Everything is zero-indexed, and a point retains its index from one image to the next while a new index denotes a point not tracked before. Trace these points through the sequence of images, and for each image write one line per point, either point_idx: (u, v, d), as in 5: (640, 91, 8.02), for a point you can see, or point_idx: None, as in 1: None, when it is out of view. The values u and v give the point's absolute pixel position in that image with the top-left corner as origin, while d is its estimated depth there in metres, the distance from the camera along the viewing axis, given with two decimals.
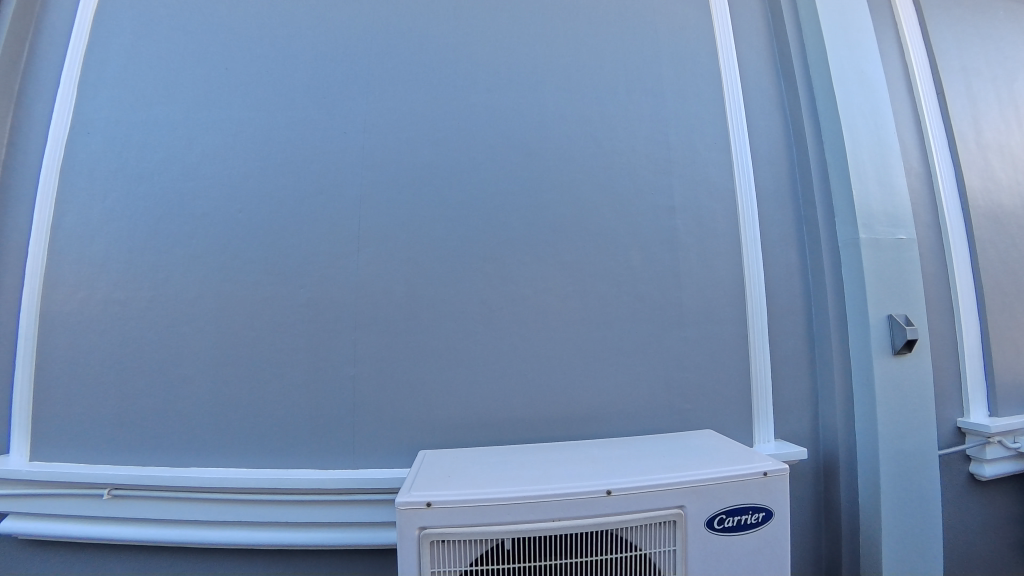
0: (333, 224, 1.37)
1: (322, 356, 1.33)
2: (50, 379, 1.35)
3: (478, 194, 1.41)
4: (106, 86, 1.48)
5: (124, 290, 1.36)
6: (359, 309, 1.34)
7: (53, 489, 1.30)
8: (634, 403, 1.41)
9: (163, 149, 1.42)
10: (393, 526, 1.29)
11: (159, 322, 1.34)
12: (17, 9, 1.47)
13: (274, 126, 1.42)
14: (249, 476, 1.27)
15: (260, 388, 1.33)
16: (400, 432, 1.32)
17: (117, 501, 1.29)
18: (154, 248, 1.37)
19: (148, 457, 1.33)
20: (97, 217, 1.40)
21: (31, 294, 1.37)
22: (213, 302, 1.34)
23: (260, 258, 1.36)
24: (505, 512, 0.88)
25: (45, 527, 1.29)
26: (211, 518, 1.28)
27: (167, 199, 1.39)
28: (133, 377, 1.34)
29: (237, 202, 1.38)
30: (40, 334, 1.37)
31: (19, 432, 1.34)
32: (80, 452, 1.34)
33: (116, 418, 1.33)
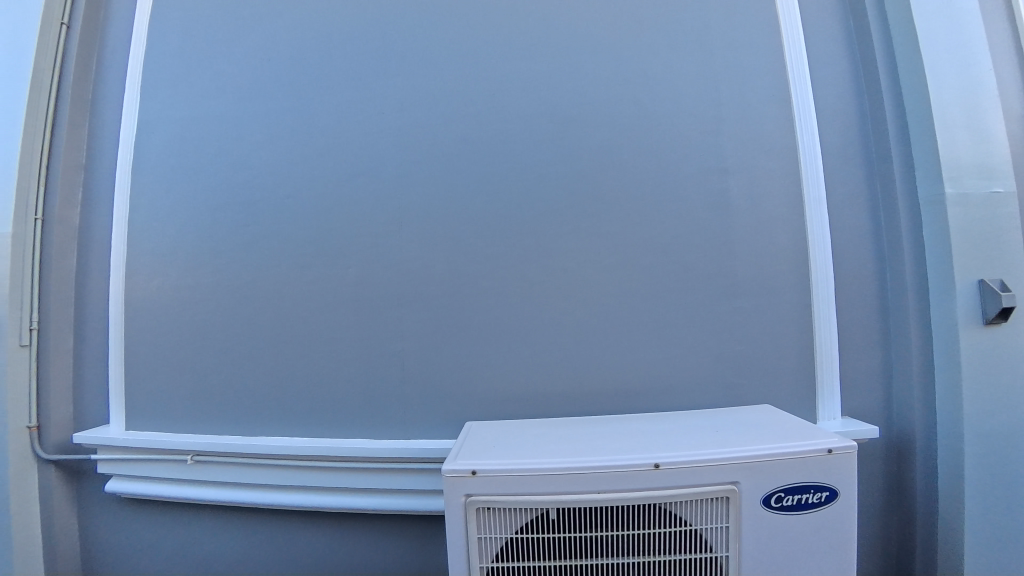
0: (374, 204, 1.40)
1: (370, 333, 1.38)
2: (137, 357, 1.51)
3: (516, 168, 1.38)
4: (163, 85, 1.57)
5: (191, 275, 1.47)
6: (402, 287, 1.37)
7: (145, 454, 1.45)
8: (682, 377, 1.36)
9: (216, 142, 1.50)
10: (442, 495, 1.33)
11: (221, 304, 1.45)
12: (82, 28, 1.76)
13: (313, 112, 1.46)
14: (309, 445, 1.35)
15: (315, 364, 1.40)
16: (446, 407, 1.35)
17: (199, 465, 1.42)
18: (214, 236, 1.46)
19: (220, 427, 1.45)
20: (165, 209, 1.51)
21: (117, 283, 1.53)
22: (268, 285, 1.42)
23: (309, 241, 1.41)
24: (548, 483, 0.87)
25: (142, 488, 1.46)
26: (278, 483, 1.38)
27: (222, 189, 1.48)
28: (204, 355, 1.45)
29: (285, 188, 1.44)
30: (125, 317, 1.52)
31: (116, 404, 1.52)
32: (165, 423, 1.49)
33: (192, 392, 1.46)
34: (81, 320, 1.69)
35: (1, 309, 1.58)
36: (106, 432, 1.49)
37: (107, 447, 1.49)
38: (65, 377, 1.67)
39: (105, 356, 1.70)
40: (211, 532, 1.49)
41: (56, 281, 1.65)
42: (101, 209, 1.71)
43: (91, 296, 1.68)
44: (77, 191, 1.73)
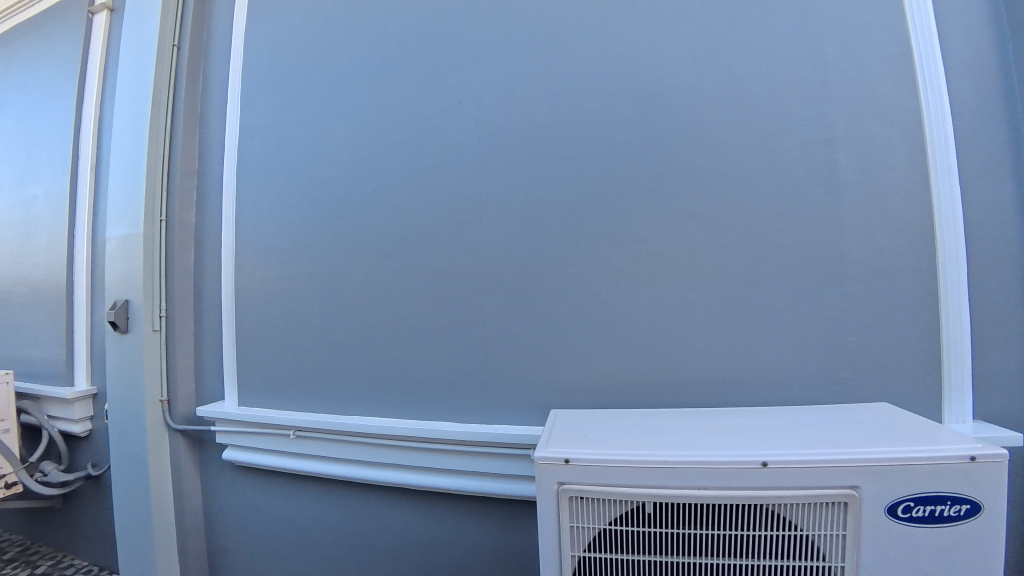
0: (452, 194, 1.42)
1: (451, 320, 1.41)
2: (247, 341, 1.67)
3: (593, 149, 1.33)
4: (261, 93, 1.73)
5: (289, 266, 1.59)
6: (481, 275, 1.39)
7: (255, 428, 1.61)
8: (781, 370, 1.25)
9: (306, 142, 1.61)
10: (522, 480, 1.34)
11: (315, 293, 1.55)
12: (191, 46, 1.96)
13: (393, 107, 1.51)
14: (396, 425, 1.41)
15: (399, 349, 1.46)
16: (526, 394, 1.35)
17: (300, 440, 1.55)
18: (306, 229, 1.57)
19: (317, 406, 1.57)
20: (266, 206, 1.66)
21: (227, 274, 1.71)
22: (356, 274, 1.50)
23: (392, 231, 1.47)
24: (643, 476, 0.84)
25: (253, 457, 1.63)
26: (369, 460, 1.47)
27: (313, 185, 1.58)
28: (303, 340, 1.58)
29: (369, 182, 1.51)
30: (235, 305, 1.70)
31: (230, 382, 1.71)
32: (271, 400, 1.64)
33: (294, 373, 1.60)
34: (198, 309, 1.90)
35: (138, 298, 1.82)
36: (223, 407, 1.67)
37: (224, 420, 1.67)
38: (188, 359, 1.90)
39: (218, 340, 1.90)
40: (312, 501, 1.63)
41: (179, 274, 1.86)
42: (211, 209, 1.90)
43: (206, 288, 1.88)
44: (192, 194, 1.93)
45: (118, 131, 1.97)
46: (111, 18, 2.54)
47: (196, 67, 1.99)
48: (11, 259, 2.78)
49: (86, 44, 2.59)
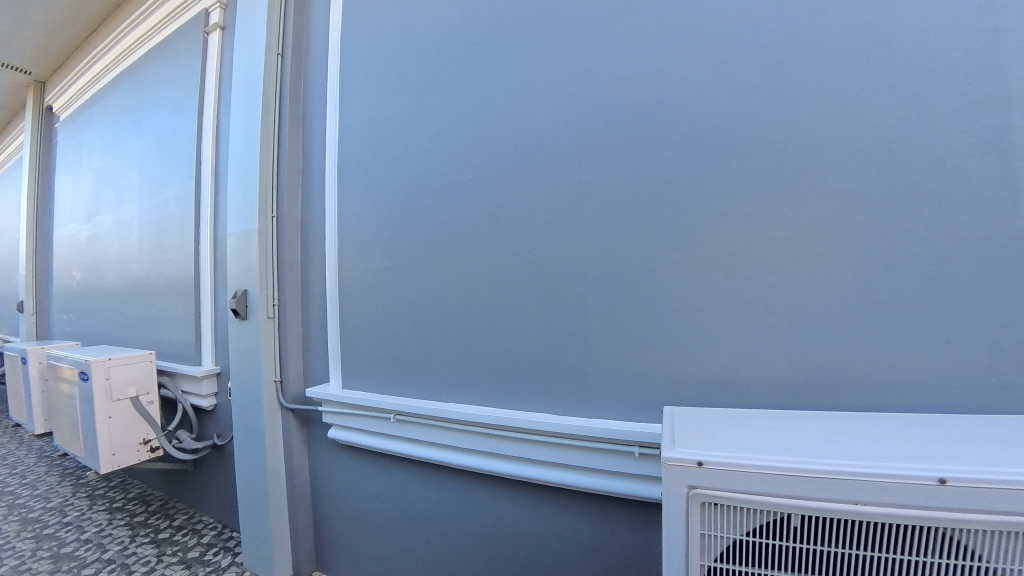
0: (547, 182, 1.39)
1: (546, 310, 1.39)
2: (350, 328, 1.79)
3: (706, 126, 1.23)
4: (359, 93, 1.84)
5: (389, 257, 1.67)
6: (581, 263, 1.34)
7: (359, 410, 1.71)
8: (937, 373, 1.05)
9: (405, 137, 1.67)
10: (623, 478, 1.28)
11: (415, 283, 1.61)
12: (294, 53, 2.09)
13: (487, 97, 1.51)
14: (493, 414, 1.42)
15: (494, 338, 1.48)
16: (626, 388, 1.29)
17: (400, 424, 1.63)
18: (406, 221, 1.63)
19: (416, 392, 1.63)
20: (366, 200, 1.76)
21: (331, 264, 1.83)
22: (451, 264, 1.54)
23: (486, 221, 1.48)
24: (790, 485, 0.75)
25: (357, 438, 1.74)
26: (466, 446, 1.50)
27: (409, 179, 1.64)
28: (401, 327, 1.65)
29: (464, 173, 1.53)
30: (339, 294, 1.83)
31: (335, 367, 1.84)
32: (372, 385, 1.73)
33: (393, 359, 1.68)
34: (305, 298, 2.05)
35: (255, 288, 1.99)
36: (329, 388, 1.81)
37: (331, 401, 1.79)
38: (297, 344, 2.06)
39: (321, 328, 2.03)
40: (410, 481, 1.71)
41: (288, 266, 2.02)
42: (315, 206, 2.03)
43: (312, 278, 2.02)
44: (297, 192, 2.08)
45: (234, 137, 2.17)
46: (224, 36, 2.80)
47: (298, 72, 2.12)
48: (150, 256, 3.20)
49: (204, 62, 2.88)
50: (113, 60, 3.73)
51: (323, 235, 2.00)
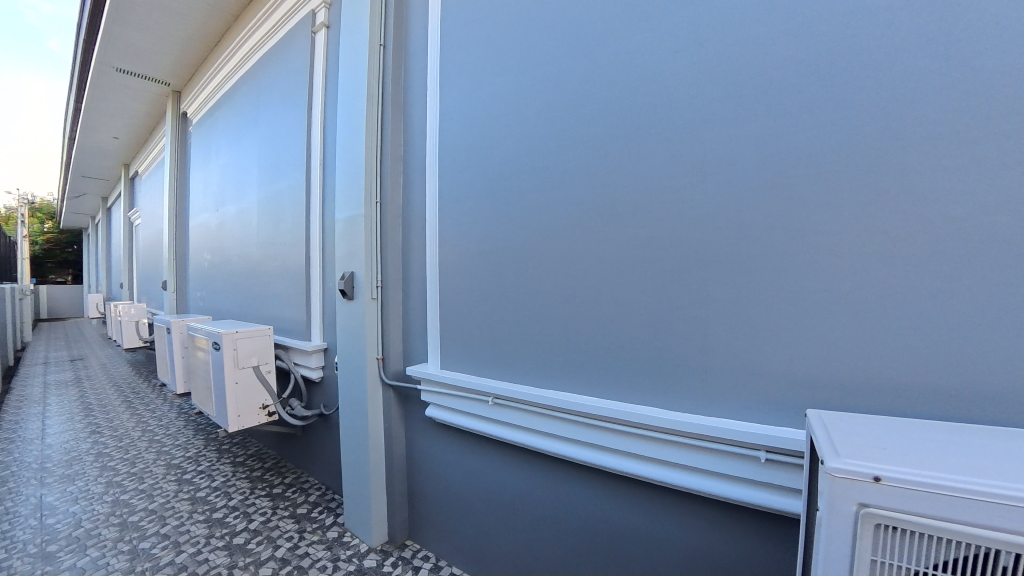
0: (658, 160, 1.29)
1: (654, 298, 1.31)
2: (451, 309, 1.89)
3: (879, 65, 0.98)
4: (458, 79, 1.88)
5: (490, 242, 1.72)
6: (696, 247, 1.23)
7: (457, 391, 1.79)
8: None
9: (510, 122, 1.68)
10: (739, 484, 1.16)
11: (518, 268, 1.63)
12: (394, 42, 2.15)
13: (591, 72, 1.44)
14: (593, 404, 1.39)
15: (596, 326, 1.43)
16: (744, 386, 1.16)
17: (497, 407, 1.68)
18: (512, 207, 1.65)
19: (514, 375, 1.66)
20: (466, 185, 1.81)
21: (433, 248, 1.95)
22: (552, 248, 1.53)
23: (589, 205, 1.44)
24: (1003, 516, 0.61)
25: (452, 418, 1.82)
26: (563, 434, 1.49)
27: (510, 164, 1.66)
28: (499, 311, 1.70)
29: (567, 155, 1.49)
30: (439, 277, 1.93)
31: (434, 348, 1.95)
32: (470, 366, 1.81)
33: (490, 341, 1.74)
34: (405, 281, 2.14)
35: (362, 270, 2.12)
36: (428, 367, 1.93)
37: (431, 381, 1.88)
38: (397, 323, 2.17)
39: (418, 309, 2.10)
40: (503, 463, 1.75)
41: (389, 250, 2.12)
42: (415, 192, 2.10)
43: (412, 262, 2.10)
44: (398, 178, 2.16)
45: (341, 129, 2.30)
46: (328, 34, 2.98)
47: (398, 61, 2.17)
48: (267, 241, 3.56)
49: (312, 61, 3.09)
50: (235, 66, 4.16)
51: (422, 220, 2.06)
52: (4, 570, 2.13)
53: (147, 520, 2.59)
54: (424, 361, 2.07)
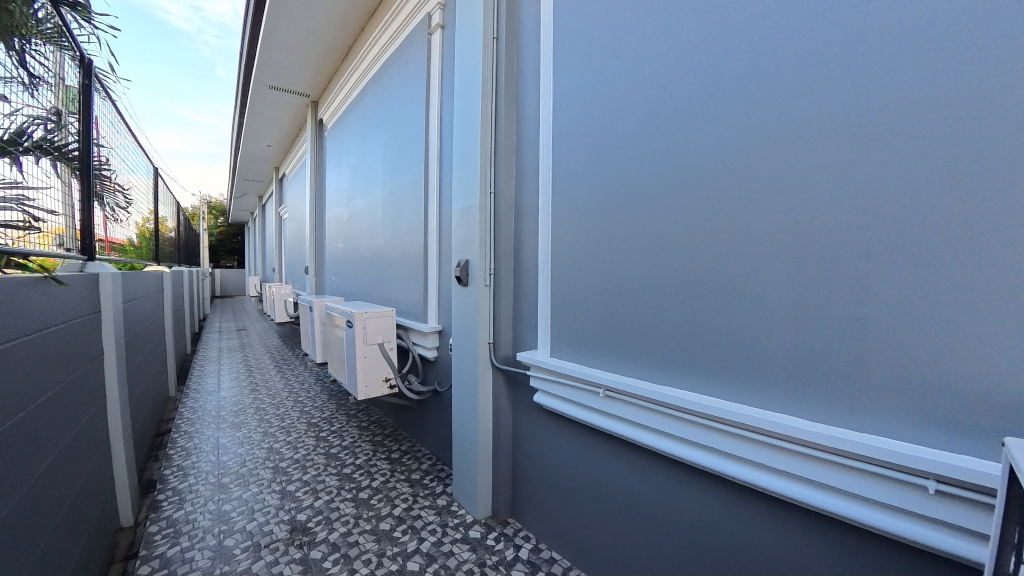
0: (801, 137, 1.15)
1: (790, 293, 1.17)
2: (562, 298, 1.92)
3: None
4: (573, 66, 1.87)
5: (606, 230, 1.71)
6: (846, 237, 1.07)
7: (567, 380, 1.83)
8: None
9: (630, 106, 1.62)
10: (894, 514, 0.99)
11: (634, 257, 1.60)
12: (507, 34, 2.20)
13: (721, 45, 1.33)
14: (714, 405, 1.30)
15: (720, 321, 1.34)
16: (904, 399, 0.98)
17: (608, 399, 1.67)
18: (633, 195, 1.61)
19: (626, 368, 1.64)
20: (581, 174, 1.82)
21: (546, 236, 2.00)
22: (673, 238, 1.47)
23: (716, 191, 1.34)
24: None
25: (562, 407, 1.87)
26: (679, 434, 1.43)
27: (628, 150, 1.63)
28: (613, 301, 1.69)
29: (692, 138, 1.41)
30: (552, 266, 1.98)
31: (545, 337, 2.00)
32: (580, 357, 1.82)
33: (602, 331, 1.73)
34: (517, 269, 2.19)
35: (478, 258, 2.24)
36: (539, 354, 2.00)
37: (542, 368, 1.95)
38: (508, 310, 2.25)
39: (528, 297, 2.16)
40: (612, 455, 1.74)
41: (503, 239, 2.21)
42: (527, 181, 2.14)
43: (523, 251, 2.15)
44: (511, 169, 2.22)
45: (457, 125, 2.43)
46: (442, 35, 3.14)
47: (511, 53, 2.22)
48: (390, 232, 3.93)
49: (428, 62, 3.29)
50: (363, 73, 4.60)
51: (534, 210, 2.10)
52: (195, 492, 2.71)
53: (293, 468, 3.08)
54: (534, 347, 2.12)
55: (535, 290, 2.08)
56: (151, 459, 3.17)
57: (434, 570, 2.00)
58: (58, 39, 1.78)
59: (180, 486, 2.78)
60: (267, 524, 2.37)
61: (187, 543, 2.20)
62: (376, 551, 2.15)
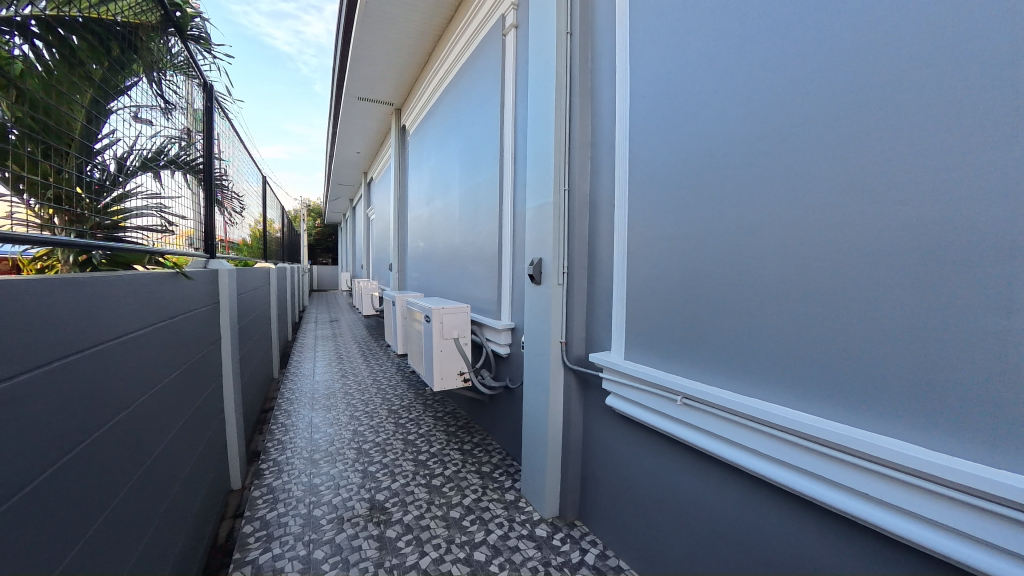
0: (920, 120, 0.98)
1: (902, 302, 1.01)
2: (637, 298, 1.85)
3: None
4: (652, 56, 1.78)
5: (684, 228, 1.61)
6: (979, 236, 0.89)
7: (640, 384, 1.76)
8: None
9: (715, 92, 1.50)
10: None
11: (714, 257, 1.49)
12: (581, 28, 2.15)
13: (820, 19, 1.17)
14: (806, 422, 1.18)
15: (815, 331, 1.20)
16: None
17: (685, 408, 1.57)
18: (717, 188, 1.49)
19: (705, 376, 1.54)
20: (659, 169, 1.74)
21: (621, 235, 1.93)
22: (759, 236, 1.34)
23: (811, 184, 1.20)
24: None
25: (634, 412, 1.80)
26: (764, 451, 1.31)
27: (709, 142, 1.52)
28: (690, 303, 1.59)
29: (785, 126, 1.27)
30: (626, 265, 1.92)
31: (620, 339, 1.94)
32: (655, 361, 1.74)
33: (679, 335, 1.64)
34: (592, 267, 2.16)
35: (552, 257, 2.22)
36: (612, 356, 1.95)
37: (615, 370, 1.90)
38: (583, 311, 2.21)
39: (604, 297, 2.10)
40: (685, 467, 1.64)
41: (578, 237, 2.17)
42: (603, 178, 2.08)
43: (600, 250, 2.10)
44: (587, 165, 2.17)
45: (532, 124, 2.43)
46: (517, 34, 3.16)
47: (587, 47, 2.17)
48: (466, 230, 4.07)
49: (503, 63, 3.34)
50: (443, 78, 4.79)
51: (609, 207, 2.04)
52: (291, 465, 3.04)
53: (374, 450, 3.32)
54: (608, 348, 2.07)
55: (611, 289, 2.03)
56: (259, 433, 3.62)
57: (500, 562, 2.05)
58: (187, 70, 2.09)
59: (279, 458, 3.14)
60: (350, 500, 2.59)
61: (284, 509, 2.48)
62: (445, 537, 2.25)
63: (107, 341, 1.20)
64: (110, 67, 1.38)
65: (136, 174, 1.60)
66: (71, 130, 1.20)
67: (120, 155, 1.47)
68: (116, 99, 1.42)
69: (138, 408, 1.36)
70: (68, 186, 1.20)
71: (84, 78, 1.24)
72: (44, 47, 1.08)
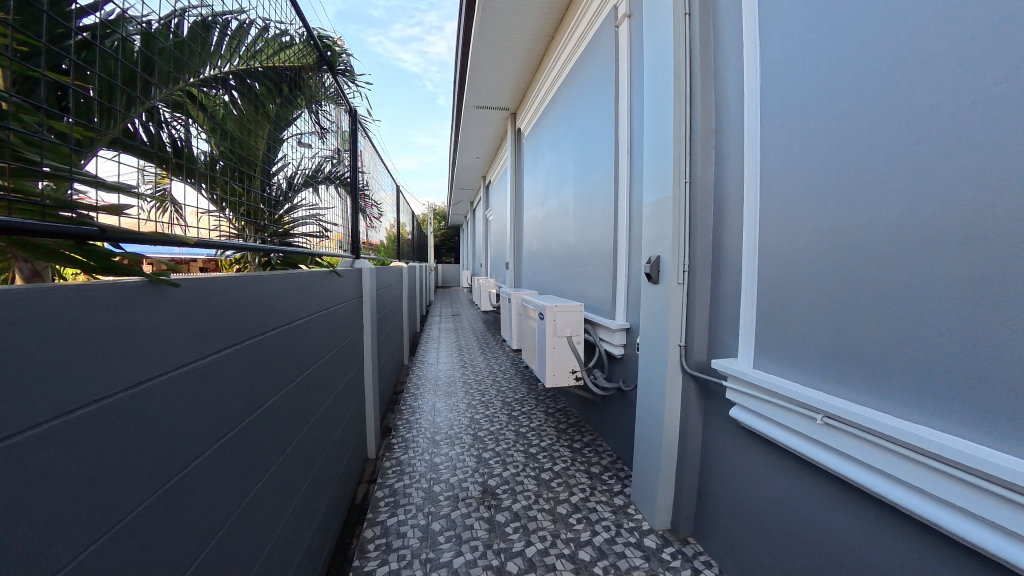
0: None
1: None
2: (768, 299, 1.65)
3: None
4: (785, 24, 1.56)
5: (823, 219, 1.39)
6: None
7: (772, 396, 1.56)
8: None
9: (864, 57, 1.25)
10: None
11: (861, 254, 1.26)
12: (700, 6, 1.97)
13: None
14: (991, 461, 0.91)
15: (1002, 345, 0.94)
16: None
17: (828, 428, 1.33)
18: (870, 169, 1.23)
19: (850, 393, 1.30)
20: (796, 152, 1.52)
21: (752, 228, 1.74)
22: (920, 227, 1.09)
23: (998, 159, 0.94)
24: None
25: (762, 426, 1.61)
26: (930, 490, 1.05)
27: (856, 117, 1.28)
28: (831, 307, 1.36)
29: (960, 88, 1.01)
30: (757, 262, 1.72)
31: (748, 344, 1.75)
32: (791, 371, 1.53)
33: (818, 343, 1.41)
34: (717, 264, 1.98)
35: (672, 253, 2.09)
36: (740, 363, 1.76)
37: (740, 379, 1.71)
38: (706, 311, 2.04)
39: (730, 297, 1.91)
40: (820, 495, 1.41)
41: (701, 231, 2.01)
42: (730, 165, 1.89)
43: (727, 245, 1.92)
44: (711, 152, 1.99)
45: (648, 114, 2.33)
46: (629, 23, 3.05)
47: (708, 25, 1.98)
48: (581, 228, 4.05)
49: (616, 55, 3.25)
50: (557, 78, 4.82)
51: (738, 197, 1.85)
52: (417, 443, 3.40)
53: (488, 438, 3.53)
54: (734, 355, 1.87)
55: (739, 289, 1.83)
56: (392, 412, 4.12)
57: (604, 565, 2.01)
58: (337, 100, 2.47)
59: (407, 435, 3.54)
60: (464, 482, 2.80)
61: (409, 480, 2.79)
62: (551, 531, 2.29)
63: (280, 326, 1.50)
64: (281, 104, 1.71)
65: (301, 190, 1.96)
66: (257, 157, 1.52)
67: (290, 174, 1.82)
68: (286, 129, 1.75)
69: (300, 383, 1.68)
70: (256, 202, 1.54)
71: (264, 115, 1.56)
72: (239, 95, 1.39)
